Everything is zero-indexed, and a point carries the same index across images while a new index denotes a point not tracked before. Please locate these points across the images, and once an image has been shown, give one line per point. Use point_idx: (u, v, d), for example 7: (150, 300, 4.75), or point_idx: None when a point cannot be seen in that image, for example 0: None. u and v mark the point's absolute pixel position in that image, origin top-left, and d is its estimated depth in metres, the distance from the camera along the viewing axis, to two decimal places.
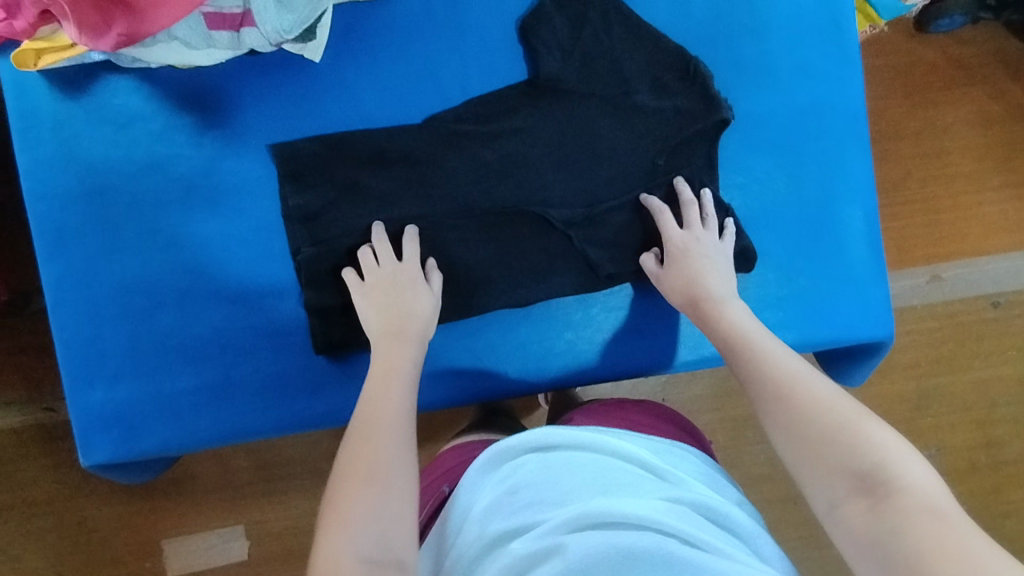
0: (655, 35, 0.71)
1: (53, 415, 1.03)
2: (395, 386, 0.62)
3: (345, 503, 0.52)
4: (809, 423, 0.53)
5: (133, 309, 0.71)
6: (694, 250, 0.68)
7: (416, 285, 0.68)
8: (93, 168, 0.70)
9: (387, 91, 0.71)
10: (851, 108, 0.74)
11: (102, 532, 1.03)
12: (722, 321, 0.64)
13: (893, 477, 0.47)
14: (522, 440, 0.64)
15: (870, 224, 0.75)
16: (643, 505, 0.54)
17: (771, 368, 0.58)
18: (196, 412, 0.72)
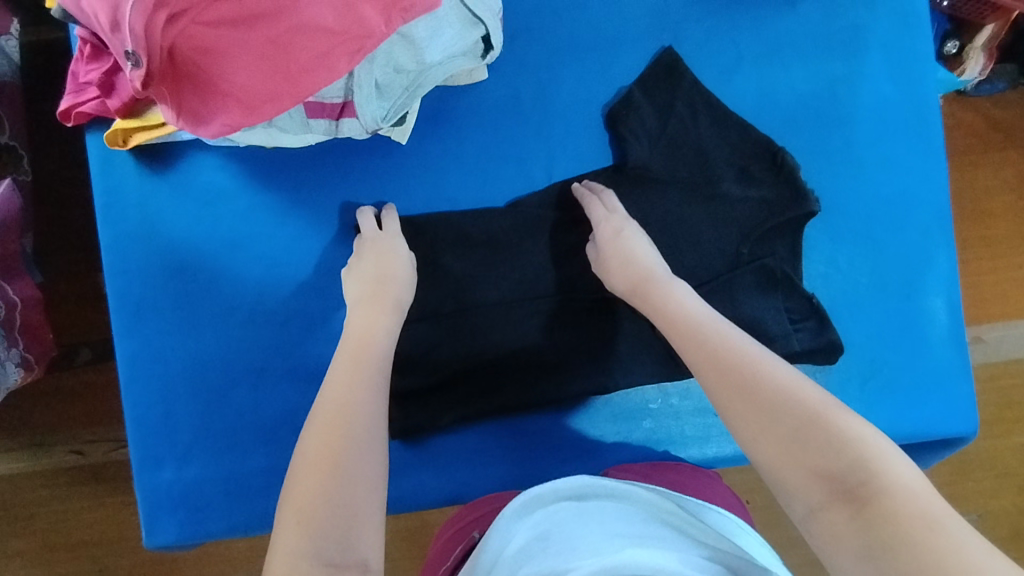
0: (741, 124, 0.72)
1: (80, 458, 1.04)
2: (369, 371, 0.57)
3: (311, 504, 0.48)
4: (776, 416, 0.49)
5: (207, 388, 0.70)
6: (625, 231, 0.66)
7: (395, 251, 0.66)
8: (175, 244, 0.69)
9: (470, 173, 0.71)
10: (936, 200, 0.74)
11: None
12: (671, 306, 0.60)
13: (875, 475, 0.44)
14: (558, 487, 0.59)
15: (954, 316, 0.74)
16: (679, 555, 0.48)
17: (725, 352, 0.54)
18: (265, 494, 0.70)
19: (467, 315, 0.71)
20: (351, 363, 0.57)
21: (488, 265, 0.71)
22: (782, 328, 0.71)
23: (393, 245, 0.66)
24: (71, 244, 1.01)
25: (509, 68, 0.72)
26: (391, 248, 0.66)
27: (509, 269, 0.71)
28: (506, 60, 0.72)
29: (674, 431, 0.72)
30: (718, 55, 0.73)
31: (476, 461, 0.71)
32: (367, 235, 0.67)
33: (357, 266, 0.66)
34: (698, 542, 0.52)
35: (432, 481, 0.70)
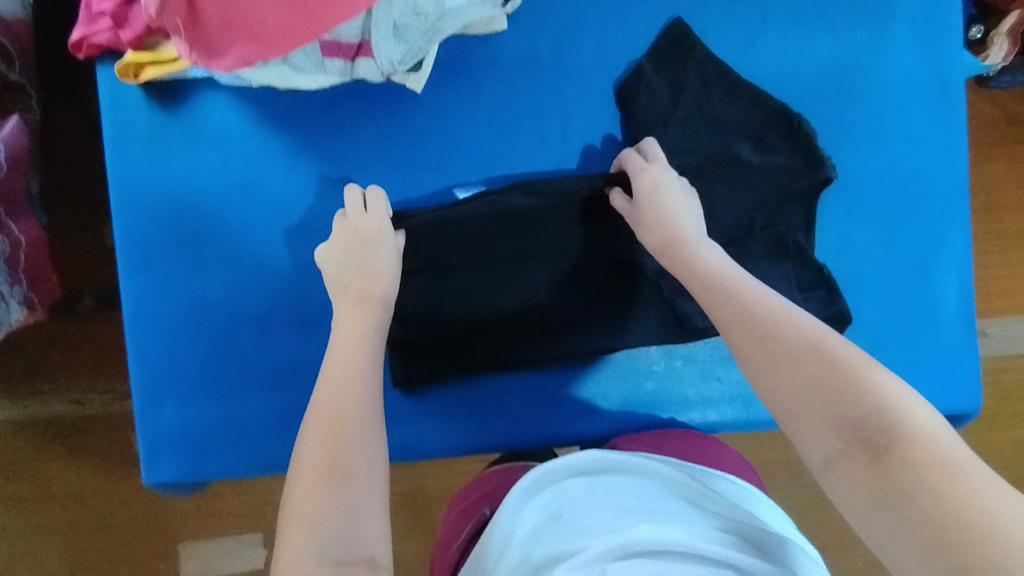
0: (757, 92, 0.70)
1: (80, 408, 1.06)
2: (357, 364, 0.57)
3: (311, 508, 0.49)
4: (799, 366, 0.49)
5: (210, 329, 0.70)
6: (664, 185, 0.64)
7: (381, 237, 0.64)
8: (184, 183, 0.69)
9: (485, 126, 0.70)
10: (954, 176, 0.73)
11: (119, 529, 1.06)
12: (698, 261, 0.59)
13: (897, 422, 0.44)
14: (570, 463, 0.62)
15: (964, 294, 0.73)
16: (693, 530, 0.52)
17: (751, 305, 0.54)
18: (265, 437, 0.70)
19: (474, 271, 0.70)
20: (345, 359, 0.57)
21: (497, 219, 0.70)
22: (792, 298, 0.70)
23: (376, 229, 0.64)
24: (78, 189, 1.00)
25: (529, 23, 0.71)
26: (375, 228, 0.64)
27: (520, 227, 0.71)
28: (527, 13, 0.70)
29: (678, 395, 0.72)
30: (742, 18, 0.72)
31: (478, 414, 0.71)
32: (351, 212, 0.66)
33: (337, 247, 0.64)
34: (710, 514, 0.55)
35: (432, 432, 0.70)
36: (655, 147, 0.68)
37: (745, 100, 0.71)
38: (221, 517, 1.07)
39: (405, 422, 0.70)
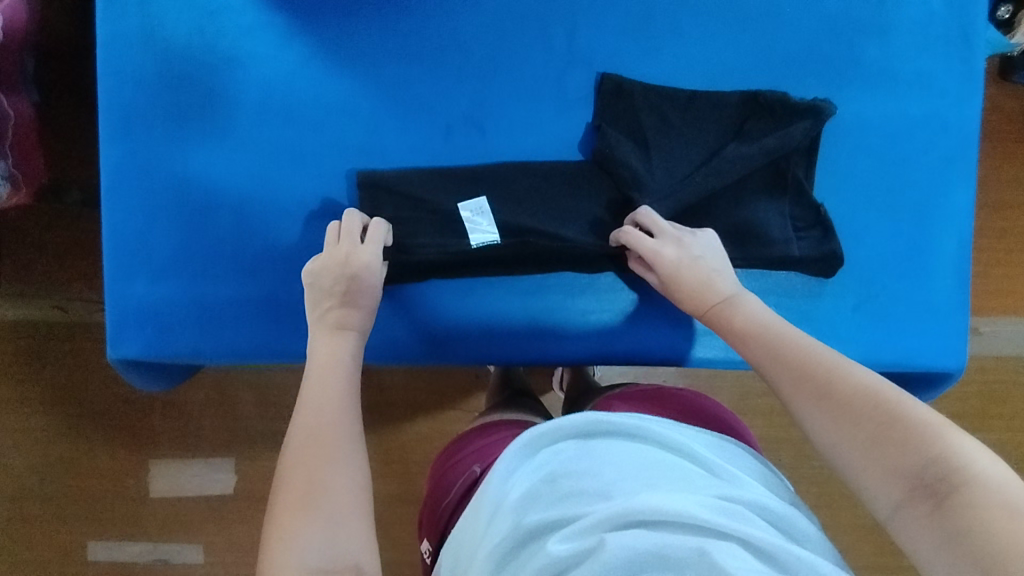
0: (710, 95, 0.68)
1: (62, 314, 1.05)
2: (338, 384, 0.56)
3: (291, 520, 0.48)
4: (856, 418, 0.49)
5: (188, 205, 0.68)
6: (686, 258, 0.62)
7: (372, 270, 0.62)
8: (174, 51, 0.67)
9: (489, 27, 0.68)
10: (965, 128, 0.71)
11: (90, 438, 1.06)
12: (738, 316, 0.59)
13: (959, 469, 0.44)
14: (563, 426, 0.62)
15: (961, 251, 0.72)
16: (696, 498, 0.52)
17: (802, 359, 0.54)
18: (236, 323, 0.69)
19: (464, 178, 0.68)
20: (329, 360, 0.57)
21: (493, 126, 0.69)
22: (785, 237, 0.68)
23: (365, 264, 0.62)
24: (75, 79, 0.98)
25: None
26: (366, 266, 0.62)
27: (514, 135, 0.69)
28: None
29: (660, 327, 0.70)
30: None
31: (453, 323, 0.69)
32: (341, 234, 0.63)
33: (324, 274, 0.61)
34: (713, 482, 0.56)
35: (401, 334, 0.69)
36: (656, 218, 0.65)
37: (758, 28, 0.69)
38: (193, 432, 1.06)
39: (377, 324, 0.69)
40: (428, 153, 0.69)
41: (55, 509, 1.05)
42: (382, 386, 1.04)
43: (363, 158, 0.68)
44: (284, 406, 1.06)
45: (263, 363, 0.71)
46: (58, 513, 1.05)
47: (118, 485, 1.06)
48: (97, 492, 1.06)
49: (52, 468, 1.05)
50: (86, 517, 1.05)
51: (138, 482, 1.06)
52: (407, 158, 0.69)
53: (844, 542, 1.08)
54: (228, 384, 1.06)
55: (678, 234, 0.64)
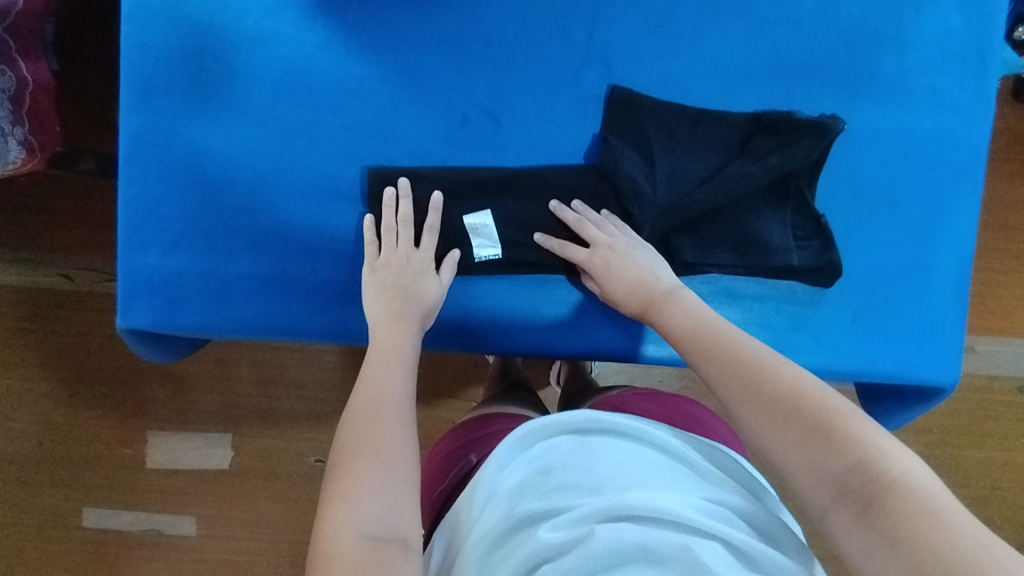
0: (718, 111, 0.69)
1: (68, 283, 1.06)
2: (393, 370, 0.58)
3: (354, 485, 0.48)
4: (792, 417, 0.48)
5: (203, 180, 0.69)
6: (615, 259, 0.65)
7: (426, 271, 0.66)
8: (197, 27, 0.68)
9: (509, 20, 0.69)
10: (975, 145, 0.71)
11: (92, 407, 1.07)
12: (680, 310, 0.60)
13: (880, 474, 0.44)
14: (562, 421, 0.65)
15: (963, 269, 0.73)
16: (684, 500, 0.55)
17: (737, 357, 0.53)
18: (245, 299, 0.70)
19: (477, 167, 0.70)
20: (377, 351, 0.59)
21: (507, 120, 0.70)
22: (787, 250, 0.69)
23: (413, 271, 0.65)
24: (93, 48, 0.99)
25: None
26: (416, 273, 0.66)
27: (529, 128, 0.70)
28: None
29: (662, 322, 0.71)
30: None
31: (460, 311, 0.70)
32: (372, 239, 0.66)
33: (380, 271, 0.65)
34: (701, 485, 0.58)
35: None
36: (586, 223, 0.68)
37: (776, 34, 0.70)
38: (193, 406, 1.08)
39: None
40: (441, 141, 0.69)
41: (52, 473, 1.07)
42: None
43: (378, 142, 0.69)
44: (283, 385, 1.08)
45: (269, 340, 0.72)
46: (55, 477, 1.07)
47: (117, 454, 1.07)
48: (95, 459, 1.07)
49: (53, 434, 1.07)
50: (83, 483, 1.07)
51: (136, 453, 1.07)
52: (421, 144, 0.69)
53: (828, 549, 1.10)
54: (230, 361, 1.07)
55: (606, 236, 0.67)
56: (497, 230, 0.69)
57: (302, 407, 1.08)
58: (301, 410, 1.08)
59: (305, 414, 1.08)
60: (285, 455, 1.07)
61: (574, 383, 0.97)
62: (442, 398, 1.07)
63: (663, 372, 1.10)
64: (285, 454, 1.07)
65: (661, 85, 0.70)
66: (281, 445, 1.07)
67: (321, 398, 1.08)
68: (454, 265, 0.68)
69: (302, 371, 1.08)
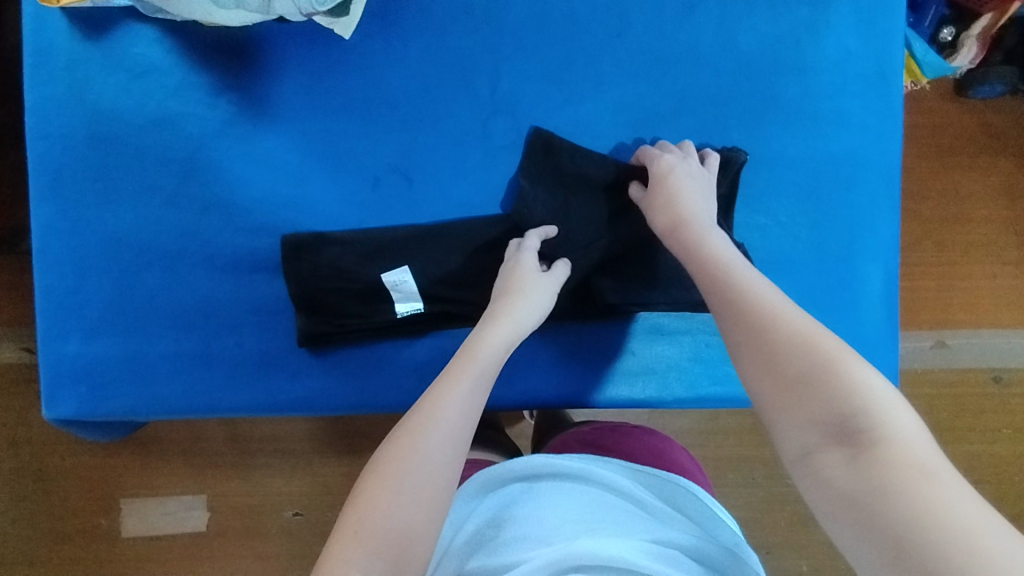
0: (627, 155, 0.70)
1: (30, 356, 1.04)
2: (458, 386, 0.55)
3: (372, 517, 0.47)
4: (789, 360, 0.45)
5: (120, 263, 0.69)
6: (677, 173, 0.64)
7: (545, 286, 0.64)
8: (102, 113, 0.68)
9: (413, 79, 0.69)
10: (886, 164, 0.72)
11: (64, 482, 1.05)
12: (702, 244, 0.57)
13: (877, 427, 0.40)
14: (513, 469, 0.66)
15: (889, 285, 0.73)
16: (633, 546, 0.55)
17: (754, 301, 0.50)
18: (169, 378, 0.69)
19: (393, 226, 0.69)
20: (456, 363, 0.57)
21: (421, 176, 0.70)
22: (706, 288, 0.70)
23: (513, 266, 0.65)
24: None
25: None
26: (513, 266, 0.65)
27: (442, 184, 0.70)
28: None
29: (593, 365, 0.71)
30: None
31: (393, 370, 0.69)
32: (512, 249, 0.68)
33: (506, 285, 0.64)
34: (650, 527, 0.59)
35: (333, 388, 0.70)
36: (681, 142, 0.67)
37: (678, 71, 0.70)
38: (163, 471, 1.05)
39: (313, 373, 0.70)
40: (357, 204, 0.69)
41: (20, 554, 1.04)
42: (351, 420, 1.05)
43: (291, 211, 0.69)
44: (253, 441, 1.06)
45: (202, 416, 0.71)
46: (29, 555, 1.04)
47: (90, 526, 1.05)
48: (66, 534, 1.05)
49: (22, 512, 1.04)
50: (54, 562, 1.04)
51: (110, 523, 1.05)
52: (335, 209, 0.69)
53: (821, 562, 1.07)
54: (198, 422, 1.05)
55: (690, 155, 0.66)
56: (416, 287, 0.69)
57: (273, 463, 1.06)
58: (272, 465, 1.06)
59: (278, 468, 1.06)
60: (262, 512, 1.05)
61: (543, 419, 0.97)
62: None
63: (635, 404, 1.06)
64: (258, 512, 1.05)
65: (571, 131, 0.70)
66: (254, 502, 1.05)
67: (294, 450, 1.06)
68: (540, 235, 0.67)
69: (274, 426, 1.06)
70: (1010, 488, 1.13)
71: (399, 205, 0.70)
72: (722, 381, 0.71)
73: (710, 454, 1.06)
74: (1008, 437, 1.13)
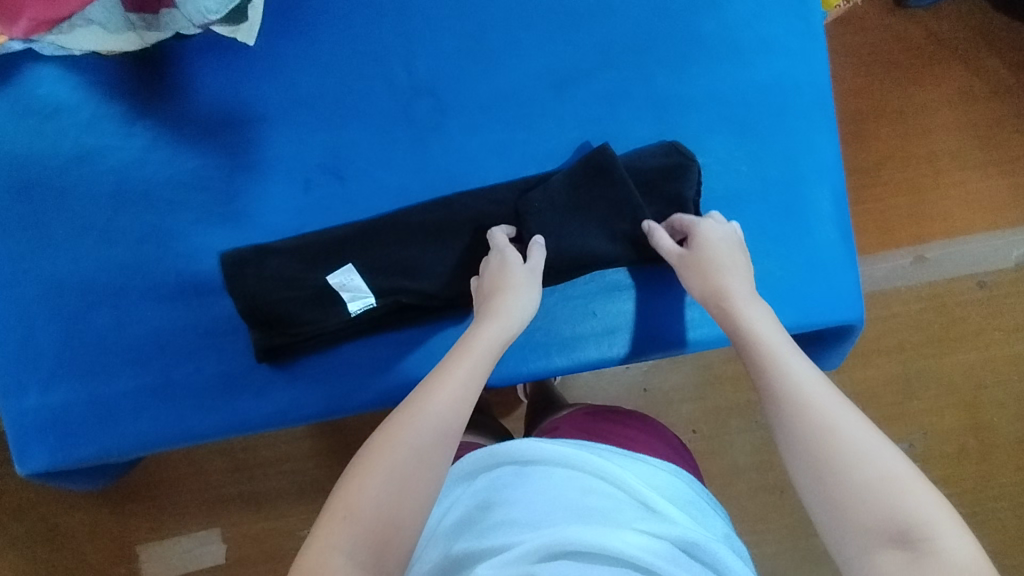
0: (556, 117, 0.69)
1: None
2: (453, 383, 0.54)
3: (359, 502, 0.46)
4: (843, 464, 0.43)
5: (67, 308, 0.68)
6: (719, 243, 0.62)
7: (525, 285, 0.62)
8: (20, 161, 0.67)
9: (326, 75, 0.68)
10: (816, 83, 0.71)
11: (76, 538, 1.02)
12: (740, 321, 0.55)
13: (938, 535, 0.39)
14: (502, 453, 0.63)
15: (839, 204, 0.72)
16: (627, 532, 0.51)
17: (803, 389, 0.48)
18: (135, 414, 0.68)
19: (333, 226, 0.68)
20: (450, 359, 0.56)
21: (353, 172, 0.69)
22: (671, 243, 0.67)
23: (490, 265, 0.64)
24: None
25: None
26: (499, 265, 0.63)
27: (376, 176, 0.69)
28: None
29: (561, 331, 0.69)
30: None
31: (359, 373, 0.69)
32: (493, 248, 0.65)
33: (485, 289, 0.63)
34: (645, 513, 0.55)
35: (302, 398, 0.69)
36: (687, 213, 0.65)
37: (594, 24, 0.69)
38: (173, 509, 1.03)
39: (278, 385, 0.69)
40: (293, 209, 0.69)
41: None
42: (348, 431, 1.03)
43: (228, 229, 0.68)
44: (254, 465, 1.03)
45: (176, 448, 0.70)
46: None
47: None
48: None
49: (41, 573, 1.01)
50: None
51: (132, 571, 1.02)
52: (272, 220, 0.68)
53: None
54: (198, 453, 1.03)
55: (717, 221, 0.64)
56: (366, 283, 0.67)
57: (283, 484, 1.03)
58: (282, 487, 1.03)
59: (285, 490, 1.03)
60: (275, 535, 1.02)
61: (536, 398, 0.96)
62: None
63: (626, 368, 1.05)
64: (273, 533, 1.02)
65: (495, 101, 0.69)
66: (259, 530, 1.02)
67: (299, 469, 1.03)
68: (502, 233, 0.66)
69: (274, 448, 1.03)
70: (1015, 391, 1.12)
71: (336, 204, 0.69)
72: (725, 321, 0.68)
73: (710, 405, 1.05)
74: (1003, 340, 1.12)
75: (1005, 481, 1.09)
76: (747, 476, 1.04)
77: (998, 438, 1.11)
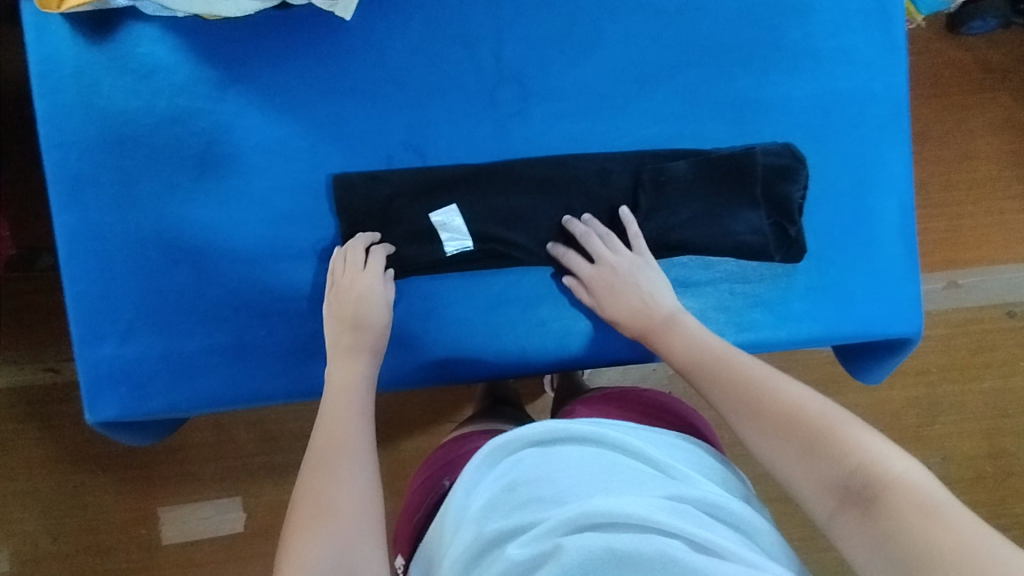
0: (636, 114, 0.71)
1: (54, 376, 1.02)
2: (347, 416, 0.60)
3: (303, 545, 0.49)
4: (795, 427, 0.50)
5: (148, 264, 0.69)
6: (617, 279, 0.67)
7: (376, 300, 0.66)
8: (114, 117, 0.68)
9: (418, 55, 0.70)
10: (892, 96, 0.72)
11: (99, 498, 1.02)
12: (682, 337, 0.62)
13: (879, 475, 0.45)
14: (523, 434, 0.60)
15: (905, 218, 0.73)
16: (653, 502, 0.51)
17: (740, 380, 0.56)
18: (206, 372, 0.69)
19: (410, 203, 0.70)
20: (337, 398, 0.61)
21: (433, 154, 0.70)
22: (759, 232, 0.70)
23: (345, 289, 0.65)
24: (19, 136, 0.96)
25: None
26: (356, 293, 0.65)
27: (456, 157, 0.70)
28: None
29: None
30: None
31: (423, 345, 0.69)
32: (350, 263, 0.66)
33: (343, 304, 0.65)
34: (666, 482, 0.54)
35: None
36: (586, 238, 0.69)
37: (680, 24, 0.71)
38: (199, 475, 1.04)
39: None
40: None
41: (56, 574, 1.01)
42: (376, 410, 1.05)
43: (309, 199, 0.70)
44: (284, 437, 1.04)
45: (240, 408, 0.72)
46: None
47: (134, 538, 1.02)
48: (105, 548, 1.02)
49: (61, 532, 1.01)
50: None
51: (151, 533, 1.03)
52: None
53: None
54: (226, 422, 1.04)
55: (614, 250, 0.68)
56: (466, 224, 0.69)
57: None
58: None
59: None
60: None
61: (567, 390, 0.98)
62: (437, 431, 1.03)
63: (654, 368, 1.06)
64: None
65: (578, 92, 0.70)
66: (285, 500, 1.04)
67: None
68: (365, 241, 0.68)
69: (303, 421, 1.05)
70: None
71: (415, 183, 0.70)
72: (785, 324, 0.70)
73: None
74: None
75: (1017, 509, 1.10)
76: (762, 484, 1.06)
77: (1016, 467, 1.12)
